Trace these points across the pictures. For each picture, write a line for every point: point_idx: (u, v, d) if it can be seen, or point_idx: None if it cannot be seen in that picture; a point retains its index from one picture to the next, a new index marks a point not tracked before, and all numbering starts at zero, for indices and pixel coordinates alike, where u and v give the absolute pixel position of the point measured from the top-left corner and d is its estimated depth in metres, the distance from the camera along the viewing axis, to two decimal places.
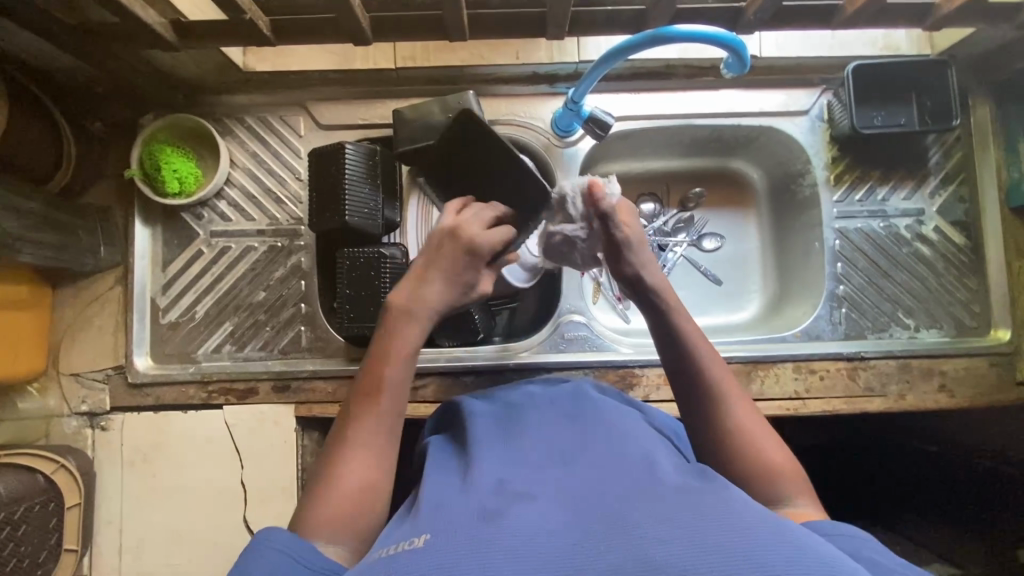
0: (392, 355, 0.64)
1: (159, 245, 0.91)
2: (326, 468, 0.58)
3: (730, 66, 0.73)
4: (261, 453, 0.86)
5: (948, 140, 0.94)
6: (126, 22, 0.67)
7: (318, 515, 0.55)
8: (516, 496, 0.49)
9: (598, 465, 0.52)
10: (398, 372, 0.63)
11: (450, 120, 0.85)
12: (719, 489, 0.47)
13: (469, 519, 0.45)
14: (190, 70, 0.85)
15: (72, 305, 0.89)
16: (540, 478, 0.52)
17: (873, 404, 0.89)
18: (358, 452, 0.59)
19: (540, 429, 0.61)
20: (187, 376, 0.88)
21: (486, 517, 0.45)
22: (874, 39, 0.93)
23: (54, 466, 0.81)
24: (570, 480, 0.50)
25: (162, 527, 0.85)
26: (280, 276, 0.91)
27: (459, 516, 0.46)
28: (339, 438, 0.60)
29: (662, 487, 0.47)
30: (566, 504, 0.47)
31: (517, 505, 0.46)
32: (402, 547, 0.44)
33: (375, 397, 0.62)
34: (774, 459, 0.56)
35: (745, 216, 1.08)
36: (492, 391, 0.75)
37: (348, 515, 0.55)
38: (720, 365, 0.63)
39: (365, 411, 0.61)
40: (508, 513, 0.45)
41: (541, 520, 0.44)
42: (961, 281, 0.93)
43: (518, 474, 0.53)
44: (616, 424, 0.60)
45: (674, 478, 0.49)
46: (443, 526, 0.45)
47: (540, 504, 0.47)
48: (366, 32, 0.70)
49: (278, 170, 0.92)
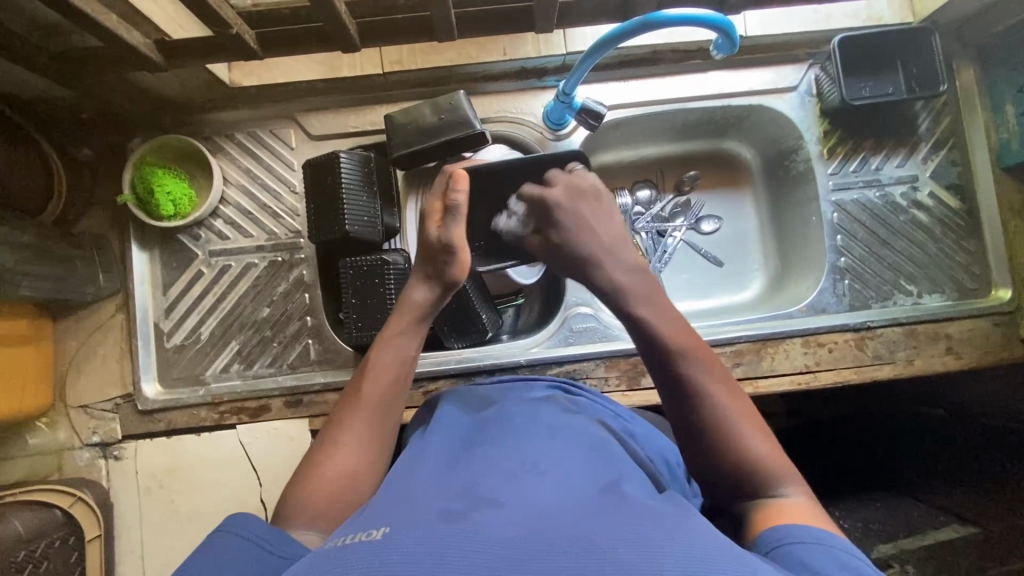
0: (397, 355, 0.67)
1: (157, 268, 0.90)
2: (315, 452, 0.60)
3: (720, 47, 0.73)
4: (278, 469, 0.85)
5: (937, 106, 0.95)
6: (111, 47, 0.66)
7: (296, 492, 0.56)
8: (484, 500, 0.46)
9: (570, 482, 0.50)
10: (396, 370, 0.66)
11: (442, 121, 0.85)
12: (694, 518, 0.43)
13: (430, 517, 0.43)
14: (175, 89, 0.84)
15: (74, 336, 0.88)
16: (512, 483, 0.49)
17: (882, 371, 0.89)
18: (349, 441, 0.60)
19: (511, 438, 0.59)
20: (198, 399, 0.87)
21: (451, 517, 0.43)
22: (856, 10, 0.93)
23: (71, 499, 0.81)
24: (541, 488, 0.48)
25: (184, 551, 0.84)
26: (283, 290, 0.91)
27: (422, 514, 0.44)
28: (332, 427, 0.62)
29: (634, 509, 0.44)
30: (532, 510, 0.44)
31: (484, 510, 0.44)
32: (359, 538, 0.41)
33: (367, 392, 0.64)
34: (763, 449, 0.55)
35: (740, 194, 1.08)
36: (471, 398, 0.74)
37: (325, 500, 0.56)
38: (703, 356, 0.61)
39: (355, 404, 0.63)
40: (474, 515, 0.43)
41: (506, 524, 0.41)
42: (959, 244, 0.94)
43: (490, 480, 0.50)
44: (591, 440, 0.60)
45: (644, 502, 0.47)
46: (403, 518, 0.43)
47: (507, 510, 0.44)
48: (355, 38, 0.69)
49: (272, 184, 0.91)
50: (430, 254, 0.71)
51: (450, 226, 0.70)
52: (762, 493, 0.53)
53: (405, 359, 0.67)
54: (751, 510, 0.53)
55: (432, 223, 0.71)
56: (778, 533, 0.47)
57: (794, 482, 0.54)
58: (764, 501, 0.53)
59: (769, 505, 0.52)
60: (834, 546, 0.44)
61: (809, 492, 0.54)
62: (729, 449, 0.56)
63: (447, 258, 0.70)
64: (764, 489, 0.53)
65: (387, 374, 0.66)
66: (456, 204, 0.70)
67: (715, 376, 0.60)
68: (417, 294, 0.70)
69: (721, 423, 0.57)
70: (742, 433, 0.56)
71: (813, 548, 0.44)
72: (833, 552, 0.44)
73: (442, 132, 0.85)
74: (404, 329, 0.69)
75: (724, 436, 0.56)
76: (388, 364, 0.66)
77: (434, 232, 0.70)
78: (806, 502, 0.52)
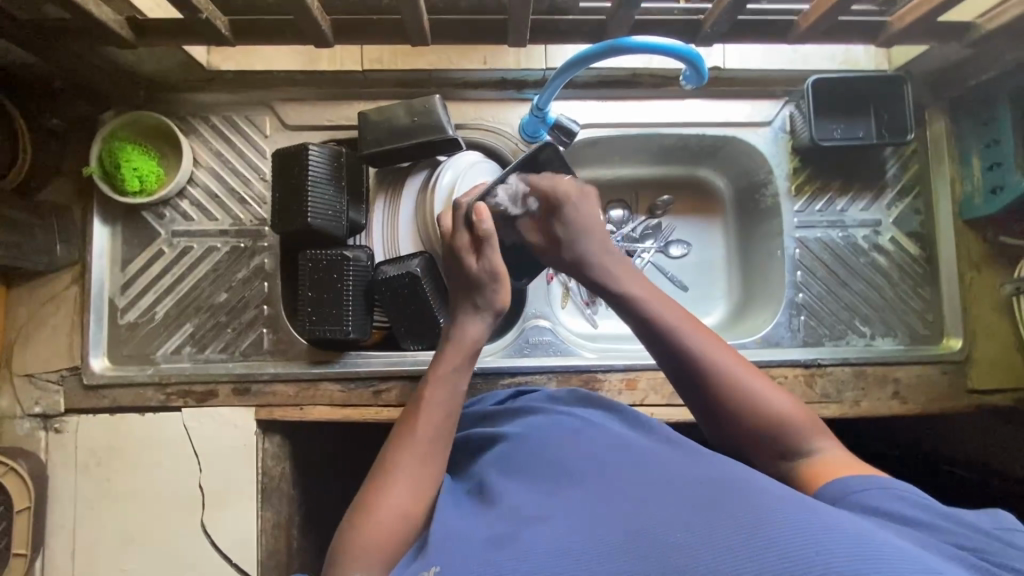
0: (450, 392, 0.65)
1: (118, 244, 0.90)
2: (367, 494, 0.57)
3: (689, 78, 0.74)
4: (219, 456, 0.85)
5: (906, 153, 0.97)
6: (79, 20, 0.66)
7: (353, 541, 0.54)
8: (528, 520, 0.49)
9: (617, 476, 0.51)
10: (447, 402, 0.64)
11: (414, 124, 0.85)
12: (750, 482, 0.46)
13: (479, 551, 0.47)
14: (151, 67, 0.84)
15: (27, 304, 0.88)
16: (556, 498, 0.51)
17: (829, 410, 0.90)
18: (404, 481, 0.58)
19: (549, 440, 0.60)
20: (146, 379, 0.87)
21: (496, 545, 0.46)
22: (834, 53, 0.95)
23: (4, 468, 0.80)
24: (588, 495, 0.50)
25: (117, 530, 0.83)
26: (243, 277, 0.90)
27: (470, 544, 0.48)
28: (382, 464, 0.60)
29: (681, 488, 0.47)
30: (584, 517, 0.47)
31: (529, 528, 0.47)
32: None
33: (417, 426, 0.62)
34: (787, 411, 0.57)
35: (711, 222, 1.09)
36: (505, 402, 0.76)
37: (384, 545, 0.53)
38: (697, 325, 0.63)
39: (408, 441, 0.61)
40: (521, 536, 0.46)
41: (553, 540, 0.45)
42: (915, 290, 0.96)
43: (536, 495, 0.53)
44: (629, 435, 0.61)
45: (698, 476, 0.49)
46: (453, 557, 0.47)
47: (553, 526, 0.47)
48: (327, 35, 0.69)
49: (242, 170, 0.91)
50: (472, 286, 0.70)
51: (486, 253, 0.70)
52: (797, 455, 0.56)
53: (458, 394, 0.65)
54: (793, 471, 0.56)
55: (460, 237, 0.71)
56: (843, 484, 0.50)
57: (821, 436, 0.56)
58: (801, 460, 0.55)
59: (809, 463, 0.55)
60: (896, 486, 0.47)
61: (837, 441, 0.57)
62: (749, 424, 0.57)
63: (492, 286, 0.70)
64: (798, 449, 0.56)
65: (440, 411, 0.63)
66: (486, 234, 0.70)
67: (717, 353, 0.60)
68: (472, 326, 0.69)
69: (737, 394, 0.58)
70: (757, 405, 0.57)
71: (883, 493, 0.47)
72: (903, 494, 0.46)
73: (413, 135, 0.85)
74: (457, 366, 0.66)
75: (745, 407, 0.57)
76: (440, 402, 0.64)
77: (475, 263, 0.70)
78: (840, 451, 0.55)
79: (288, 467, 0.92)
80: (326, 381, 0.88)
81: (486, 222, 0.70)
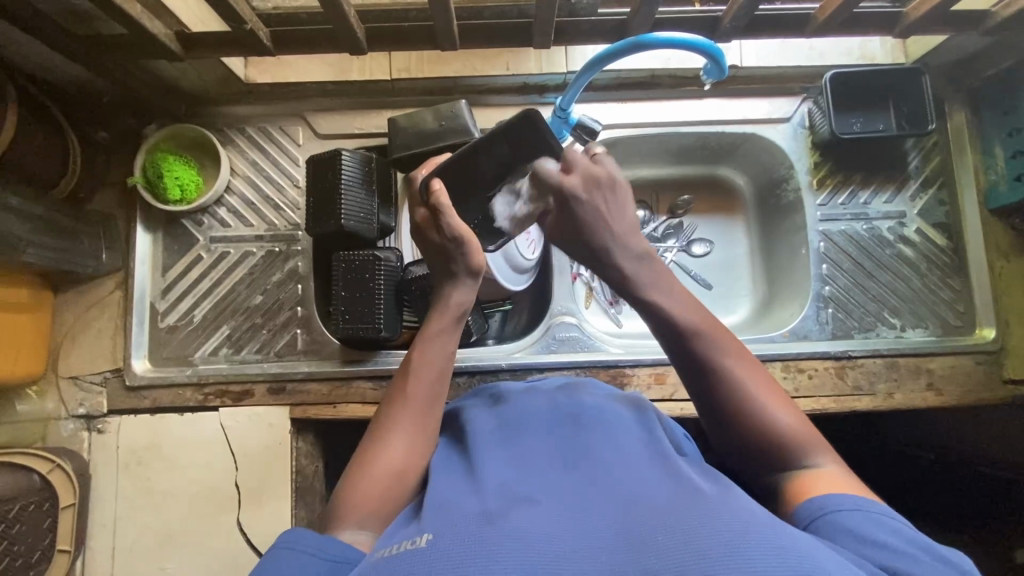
0: (439, 354, 0.67)
1: (159, 250, 0.94)
2: (364, 453, 0.60)
3: (710, 72, 0.76)
4: (255, 455, 0.87)
5: (927, 145, 0.97)
6: (133, 35, 0.71)
7: (349, 494, 0.57)
8: (518, 499, 0.48)
9: (602, 470, 0.51)
10: (436, 368, 0.66)
11: (442, 128, 0.88)
12: (733, 496, 0.45)
13: (471, 523, 0.44)
14: (193, 81, 0.88)
15: (73, 309, 0.91)
16: (544, 480, 0.51)
17: (862, 402, 0.89)
18: (399, 441, 0.61)
19: (542, 431, 0.61)
20: (184, 379, 0.89)
21: (485, 519, 0.45)
22: (850, 48, 0.97)
23: (50, 466, 0.83)
24: (573, 485, 0.50)
25: (156, 528, 0.85)
26: (277, 279, 0.93)
27: (460, 519, 0.46)
28: (379, 428, 0.63)
29: (667, 492, 0.46)
30: (570, 509, 0.46)
31: (518, 509, 0.46)
32: (405, 546, 0.43)
33: (412, 391, 0.65)
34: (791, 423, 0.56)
35: (732, 220, 1.10)
36: (495, 387, 0.75)
37: (378, 500, 0.56)
38: (715, 328, 0.61)
39: (402, 405, 0.64)
40: (511, 513, 0.45)
41: (541, 522, 0.44)
42: (944, 281, 0.95)
43: (525, 477, 0.52)
44: (618, 421, 0.61)
45: (682, 480, 0.49)
46: (444, 527, 0.45)
47: (540, 506, 0.46)
48: (361, 42, 0.73)
49: (276, 178, 0.95)
50: (443, 254, 0.69)
51: (445, 222, 0.66)
52: (795, 463, 0.54)
53: (446, 356, 0.68)
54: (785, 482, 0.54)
55: (420, 214, 0.71)
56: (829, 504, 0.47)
57: (824, 453, 0.54)
58: (796, 471, 0.53)
59: (802, 474, 0.53)
60: (876, 510, 0.46)
61: (840, 459, 0.54)
62: (749, 429, 0.56)
63: (460, 248, 0.67)
64: (794, 461, 0.54)
65: (429, 376, 0.66)
66: (440, 202, 0.67)
67: (737, 364, 0.59)
68: (451, 287, 0.69)
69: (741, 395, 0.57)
70: (765, 411, 0.56)
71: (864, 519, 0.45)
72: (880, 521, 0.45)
73: (441, 138, 0.88)
74: (443, 327, 0.68)
75: (747, 409, 0.57)
76: (427, 367, 0.66)
77: (437, 234, 0.69)
78: (839, 468, 0.53)
79: (320, 466, 0.93)
80: (358, 380, 0.90)
81: (442, 193, 0.68)
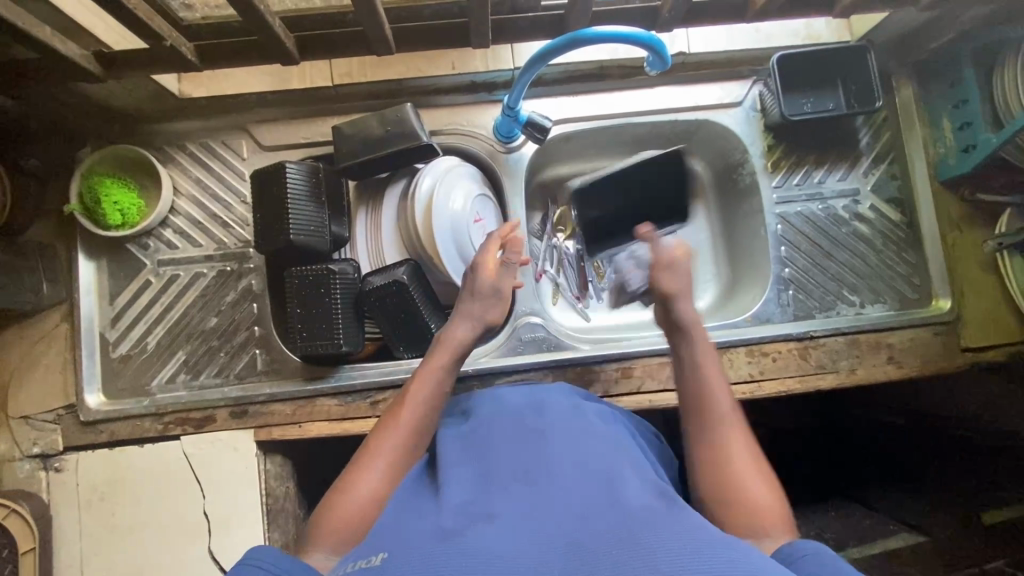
0: (436, 390, 0.70)
1: (105, 278, 0.90)
2: (345, 476, 0.62)
3: (653, 64, 0.74)
4: (221, 481, 0.85)
5: (877, 121, 0.98)
6: (46, 59, 0.67)
7: (330, 519, 0.58)
8: (476, 516, 0.49)
9: (559, 478, 0.52)
10: (430, 400, 0.68)
11: (388, 133, 0.86)
12: (683, 515, 0.47)
13: (426, 539, 0.45)
14: (125, 100, 0.85)
15: (20, 345, 0.88)
16: (501, 493, 0.52)
17: (826, 380, 0.90)
18: (379, 465, 0.62)
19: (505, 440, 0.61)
20: (142, 410, 0.87)
21: (444, 536, 0.46)
22: (795, 30, 0.97)
23: (4, 511, 0.79)
24: (531, 495, 0.51)
25: (124, 565, 0.82)
26: (231, 300, 0.91)
27: (419, 534, 0.47)
28: (366, 448, 0.65)
29: (620, 506, 0.48)
30: (527, 521, 0.47)
31: (475, 526, 0.47)
32: (360, 566, 0.45)
33: (408, 418, 0.66)
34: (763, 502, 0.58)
35: (692, 207, 1.10)
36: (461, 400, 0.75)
37: (353, 524, 0.58)
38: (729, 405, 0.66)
39: (392, 430, 0.65)
40: (468, 531, 0.46)
41: (499, 539, 0.45)
42: (900, 255, 0.96)
43: (484, 492, 0.53)
44: (579, 425, 0.62)
45: (638, 495, 0.50)
46: (400, 546, 0.46)
47: (496, 522, 0.47)
48: (292, 52, 0.70)
49: (223, 195, 0.92)
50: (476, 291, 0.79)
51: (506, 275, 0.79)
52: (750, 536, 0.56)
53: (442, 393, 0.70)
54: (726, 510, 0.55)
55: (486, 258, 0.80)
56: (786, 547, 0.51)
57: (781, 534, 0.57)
58: None
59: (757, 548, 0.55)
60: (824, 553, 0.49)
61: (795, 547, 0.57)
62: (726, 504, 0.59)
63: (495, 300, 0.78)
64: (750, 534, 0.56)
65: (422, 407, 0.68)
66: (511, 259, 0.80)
67: (740, 450, 0.62)
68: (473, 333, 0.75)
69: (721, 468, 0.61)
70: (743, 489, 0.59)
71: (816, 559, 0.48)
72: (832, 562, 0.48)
73: (389, 143, 0.86)
74: (446, 366, 0.72)
75: (728, 482, 0.60)
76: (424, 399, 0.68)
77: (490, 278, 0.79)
78: None
79: (291, 486, 0.91)
80: (322, 397, 0.88)
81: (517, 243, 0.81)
